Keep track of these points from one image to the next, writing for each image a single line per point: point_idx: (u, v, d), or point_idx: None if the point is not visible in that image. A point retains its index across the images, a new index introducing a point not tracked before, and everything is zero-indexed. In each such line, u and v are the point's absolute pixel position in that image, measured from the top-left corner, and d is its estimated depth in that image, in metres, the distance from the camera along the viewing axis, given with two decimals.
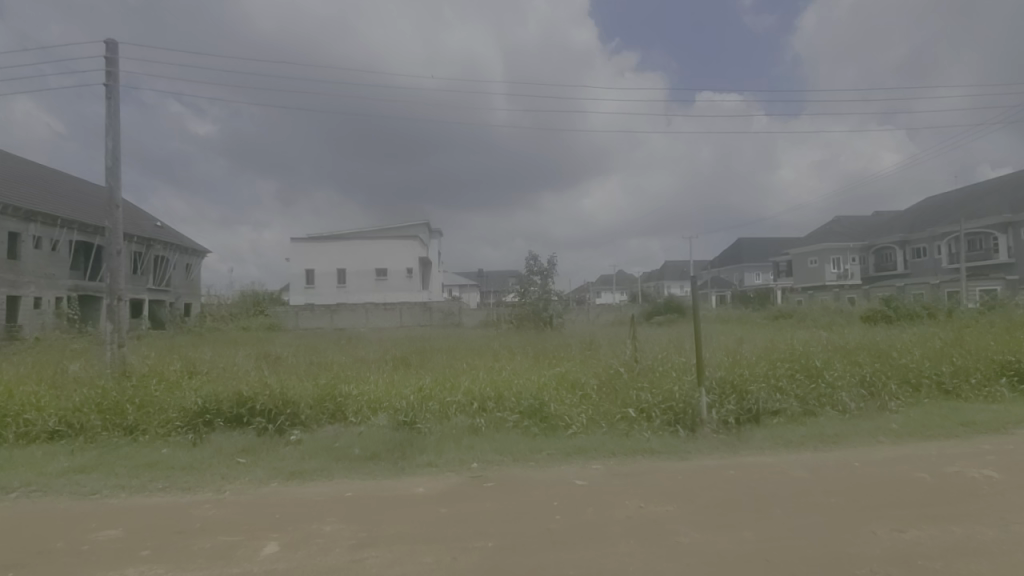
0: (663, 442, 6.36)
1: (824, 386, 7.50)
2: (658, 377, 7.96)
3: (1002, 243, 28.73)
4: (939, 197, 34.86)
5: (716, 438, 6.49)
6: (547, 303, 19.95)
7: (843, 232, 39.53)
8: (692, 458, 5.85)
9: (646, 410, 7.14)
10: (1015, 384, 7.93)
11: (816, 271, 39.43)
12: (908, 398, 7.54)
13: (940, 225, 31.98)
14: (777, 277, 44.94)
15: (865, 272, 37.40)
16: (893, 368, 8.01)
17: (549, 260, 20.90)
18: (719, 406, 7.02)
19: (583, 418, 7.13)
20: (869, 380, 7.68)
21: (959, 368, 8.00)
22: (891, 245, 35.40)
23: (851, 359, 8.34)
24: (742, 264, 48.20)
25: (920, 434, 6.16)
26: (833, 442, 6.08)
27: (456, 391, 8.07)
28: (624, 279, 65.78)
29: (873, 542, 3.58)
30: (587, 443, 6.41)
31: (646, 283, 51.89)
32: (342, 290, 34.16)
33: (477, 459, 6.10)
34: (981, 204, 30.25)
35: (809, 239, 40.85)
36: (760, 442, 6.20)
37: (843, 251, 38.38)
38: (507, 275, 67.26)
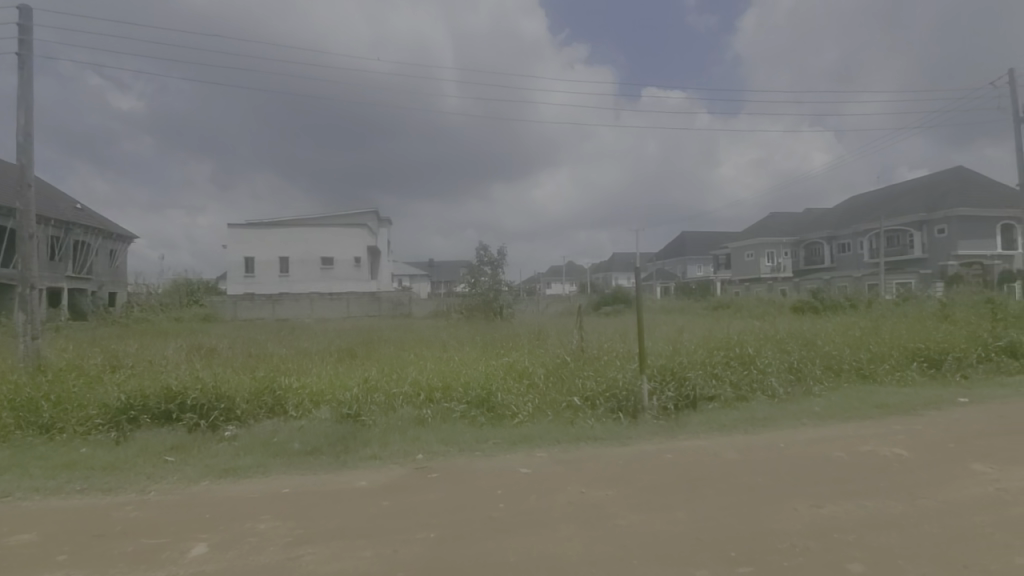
0: (605, 428, 6.55)
1: (756, 372, 7.96)
2: (603, 365, 8.17)
3: (917, 239, 31.09)
4: (863, 197, 37.39)
5: (656, 423, 6.74)
6: (497, 294, 19.96)
7: (778, 227, 41.82)
8: (633, 443, 6.06)
9: (591, 399, 7.31)
10: (924, 368, 8.64)
11: (752, 264, 41.55)
12: (830, 381, 8.12)
13: (863, 222, 34.35)
14: (717, 270, 47.16)
15: (796, 265, 39.80)
16: (818, 355, 8.59)
17: (499, 250, 20.88)
18: (659, 393, 7.29)
19: (529, 407, 7.21)
20: (796, 366, 8.22)
21: (875, 355, 8.68)
22: (819, 240, 37.76)
23: (780, 347, 8.88)
24: (685, 255, 50.09)
25: (840, 416, 6.63)
26: (761, 424, 6.45)
27: (403, 382, 7.93)
28: (574, 270, 66.98)
29: (795, 518, 3.83)
30: (533, 432, 6.49)
31: (595, 275, 52.96)
32: (284, 279, 32.70)
33: (422, 450, 6.05)
34: (900, 204, 32.68)
35: (747, 233, 42.98)
36: (697, 427, 6.50)
37: (777, 246, 40.65)
38: (457, 266, 66.90)
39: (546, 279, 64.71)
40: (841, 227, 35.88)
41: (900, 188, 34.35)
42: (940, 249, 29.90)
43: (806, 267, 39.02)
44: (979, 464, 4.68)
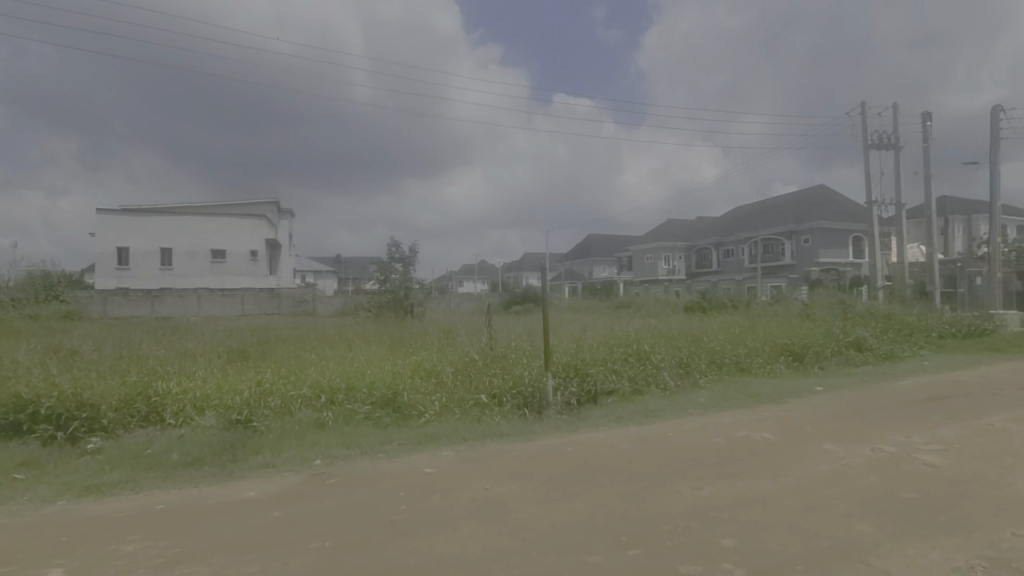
0: (511, 425, 6.67)
1: (651, 367, 8.53)
2: (510, 362, 8.30)
3: (787, 248, 34.88)
4: (745, 207, 41.44)
5: (559, 418, 6.98)
6: (407, 291, 19.50)
7: (674, 233, 45.18)
8: (537, 438, 6.23)
9: (498, 396, 7.40)
10: (790, 361, 9.79)
11: (651, 266, 44.47)
12: (714, 374, 8.92)
13: (745, 231, 38.13)
14: (620, 271, 49.90)
15: (689, 268, 43.29)
16: (704, 351, 9.40)
17: (411, 247, 20.44)
18: (563, 389, 7.56)
19: (436, 406, 7.15)
20: (685, 361, 8.94)
21: (751, 350, 9.69)
22: (708, 246, 41.32)
23: (672, 343, 9.58)
24: (591, 257, 52.47)
25: (722, 406, 7.32)
26: (654, 416, 6.94)
27: (302, 383, 7.48)
28: (485, 268, 67.44)
29: (679, 500, 4.16)
30: (439, 431, 6.45)
31: (506, 274, 53.72)
32: (167, 272, 29.51)
33: (321, 455, 5.75)
34: (775, 215, 36.71)
35: (647, 237, 45.94)
36: (597, 420, 6.84)
37: (672, 250, 43.88)
38: (366, 262, 64.62)
39: (458, 278, 64.50)
40: (727, 234, 39.51)
41: (775, 201, 38.53)
42: (806, 256, 33.90)
43: (697, 270, 42.47)
44: (830, 444, 5.39)
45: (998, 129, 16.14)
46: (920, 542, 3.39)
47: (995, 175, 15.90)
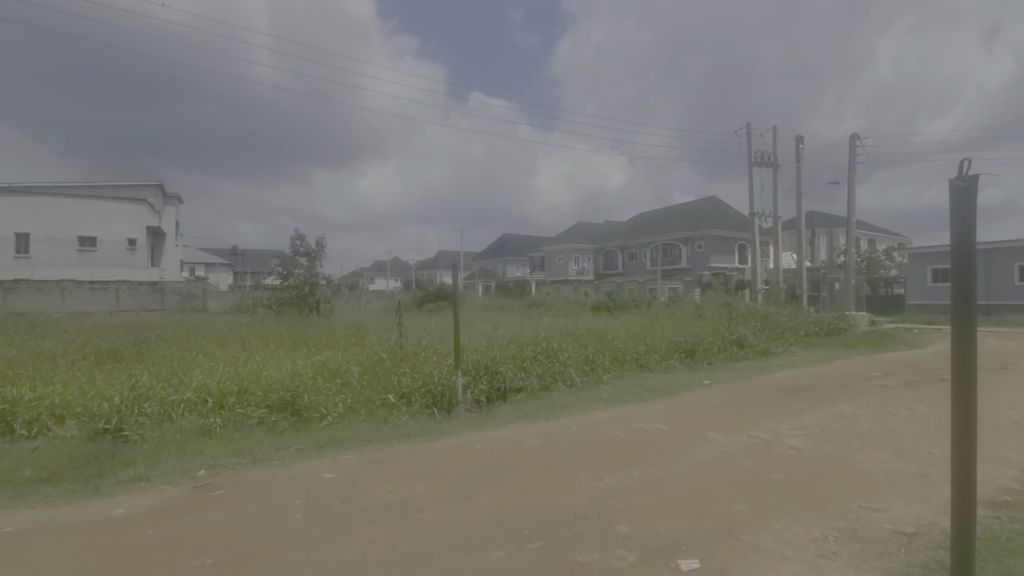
0: (419, 425, 6.55)
1: (558, 364, 8.81)
2: (420, 361, 8.14)
3: (684, 253, 37.77)
4: (648, 214, 44.16)
5: (468, 417, 6.98)
6: (313, 287, 18.45)
7: (583, 236, 47.06)
8: (445, 437, 6.17)
9: (406, 396, 7.22)
10: (683, 358, 10.58)
11: (562, 267, 45.97)
12: (616, 370, 9.41)
13: (647, 236, 40.66)
14: (532, 271, 51.05)
15: (596, 269, 45.33)
16: (608, 348, 9.89)
17: (318, 241, 19.38)
18: (473, 387, 7.56)
19: (339, 408, 6.83)
20: (591, 358, 9.34)
21: (650, 347, 10.35)
22: (615, 249, 43.54)
23: (579, 341, 9.96)
24: (505, 256, 53.18)
25: (622, 400, 7.73)
26: (561, 411, 7.19)
27: (187, 386, 6.80)
28: (398, 265, 65.84)
29: (579, 492, 4.33)
30: (342, 434, 6.17)
31: (419, 271, 52.83)
32: (22, 260, 25.28)
33: (206, 465, 5.26)
34: (674, 222, 39.52)
35: (559, 239, 47.44)
36: (506, 417, 6.93)
37: (582, 252, 45.68)
38: (267, 255, 60.37)
39: (369, 275, 62.36)
40: (632, 238, 41.87)
41: (674, 210, 41.47)
42: (700, 261, 36.85)
43: (604, 271, 44.55)
44: (714, 432, 5.89)
45: (854, 155, 18.62)
46: (785, 518, 3.81)
47: (851, 195, 18.34)
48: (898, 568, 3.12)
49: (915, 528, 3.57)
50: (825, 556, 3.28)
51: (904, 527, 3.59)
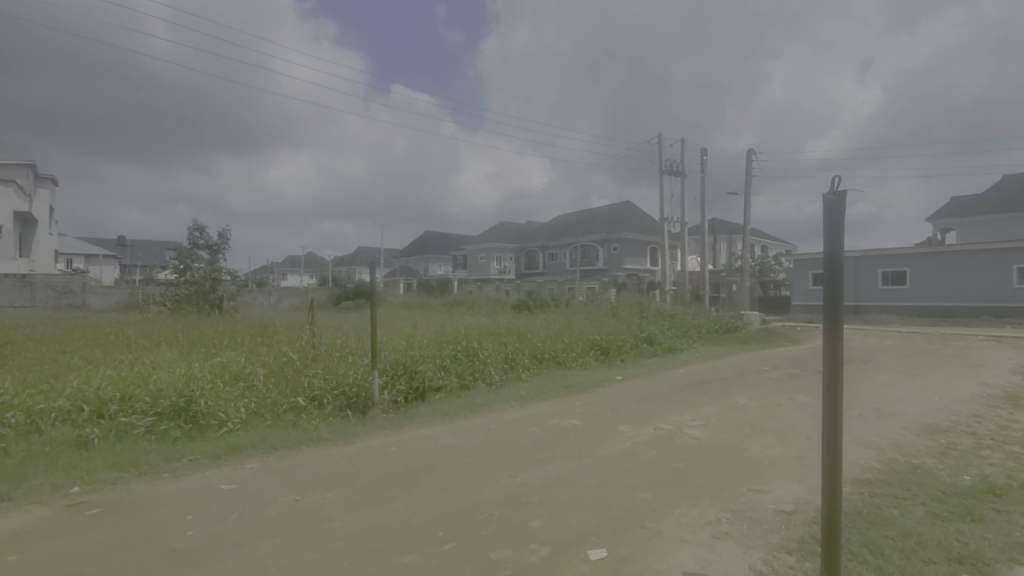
0: (331, 428, 6.26)
1: (478, 362, 8.81)
2: (334, 361, 7.78)
3: (601, 254, 39.36)
4: (568, 215, 45.48)
5: (385, 418, 6.79)
6: (215, 283, 17.02)
7: (506, 235, 47.52)
8: (359, 440, 5.95)
9: (318, 398, 6.88)
10: (598, 355, 11.00)
11: (484, 266, 46.15)
12: (534, 368, 9.59)
13: (567, 237, 41.90)
14: (455, 270, 50.74)
15: (518, 269, 46.00)
16: (528, 346, 10.05)
17: (221, 233, 17.93)
18: (390, 387, 7.36)
19: (242, 412, 6.36)
20: (510, 356, 9.44)
21: (567, 345, 10.66)
22: (536, 249, 44.42)
23: (499, 340, 10.04)
24: (427, 254, 52.44)
25: (539, 397, 7.90)
26: (479, 409, 7.20)
27: (57, 394, 6.01)
28: (313, 260, 62.62)
29: (495, 489, 4.36)
30: (245, 441, 5.74)
31: (337, 268, 50.67)
32: None
33: (81, 480, 4.68)
34: (592, 224, 41.05)
35: (481, 238, 47.53)
36: (423, 417, 6.82)
37: (504, 251, 46.11)
38: (162, 246, 54.89)
39: (280, 270, 58.76)
40: (552, 239, 42.92)
41: (592, 212, 43.05)
42: (615, 262, 38.58)
43: (525, 271, 45.29)
44: (624, 426, 6.18)
45: (750, 169, 20.37)
46: (684, 503, 4.09)
47: (747, 205, 20.06)
48: (778, 543, 3.45)
49: (794, 507, 3.98)
50: (719, 536, 3.56)
51: (785, 506, 3.98)
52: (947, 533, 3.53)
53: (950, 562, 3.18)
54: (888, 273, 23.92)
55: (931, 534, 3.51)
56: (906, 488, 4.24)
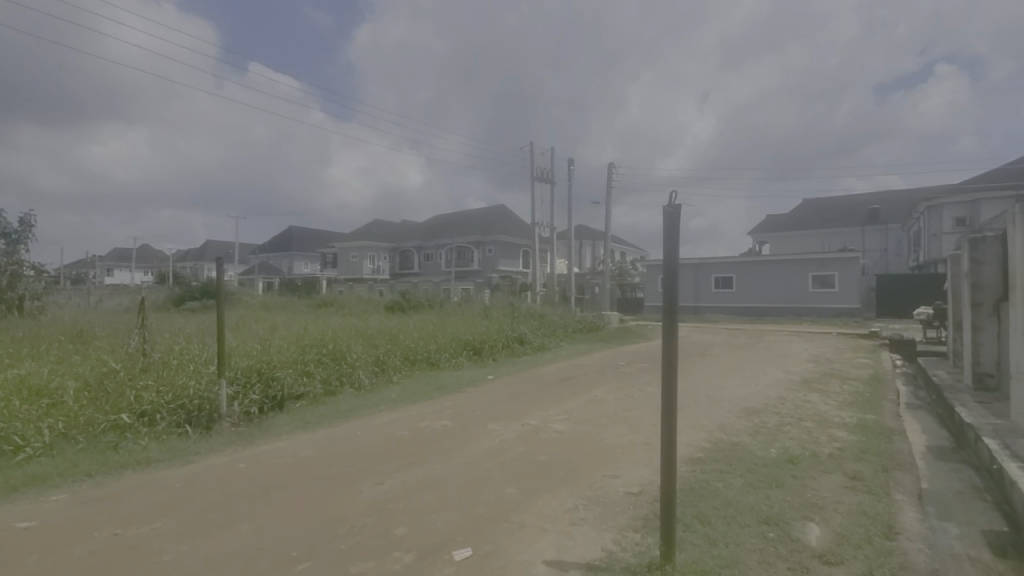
0: (166, 447, 5.48)
1: (346, 366, 8.35)
2: (172, 369, 6.83)
3: (476, 255, 39.85)
4: (443, 216, 45.26)
5: (234, 432, 6.12)
6: (12, 279, 13.77)
7: (379, 234, 45.84)
8: (202, 459, 5.28)
9: (148, 414, 5.96)
10: (471, 355, 11.11)
11: (356, 265, 44.02)
12: (406, 370, 9.38)
13: (443, 237, 41.69)
14: (323, 268, 47.59)
15: (392, 269, 44.63)
16: (399, 347, 9.79)
17: (25, 219, 14.66)
18: (242, 397, 6.65)
19: (47, 436, 5.29)
20: (381, 358, 9.12)
21: (440, 346, 10.61)
22: (411, 249, 43.49)
23: (370, 341, 9.65)
24: (291, 252, 48.56)
25: (411, 399, 7.74)
26: (345, 416, 6.82)
27: None
28: (148, 254, 54.27)
29: (357, 500, 4.16)
30: (48, 469, 4.77)
31: (179, 264, 44.51)
32: None
33: None
34: (468, 226, 41.40)
35: (353, 236, 45.29)
36: (280, 428, 6.28)
37: (377, 250, 44.36)
38: None
39: (104, 265, 49.94)
40: (428, 239, 42.40)
41: (468, 214, 43.40)
42: (490, 264, 39.35)
43: (400, 271, 44.15)
44: (492, 424, 6.31)
45: (611, 180, 22.13)
46: (546, 494, 4.29)
47: (608, 213, 21.79)
48: (627, 523, 3.78)
49: (640, 488, 4.39)
50: (576, 523, 3.79)
51: (633, 489, 4.38)
52: (758, 499, 4.16)
53: (760, 523, 3.75)
54: (718, 278, 27.70)
55: (746, 501, 4.12)
56: (728, 463, 4.93)
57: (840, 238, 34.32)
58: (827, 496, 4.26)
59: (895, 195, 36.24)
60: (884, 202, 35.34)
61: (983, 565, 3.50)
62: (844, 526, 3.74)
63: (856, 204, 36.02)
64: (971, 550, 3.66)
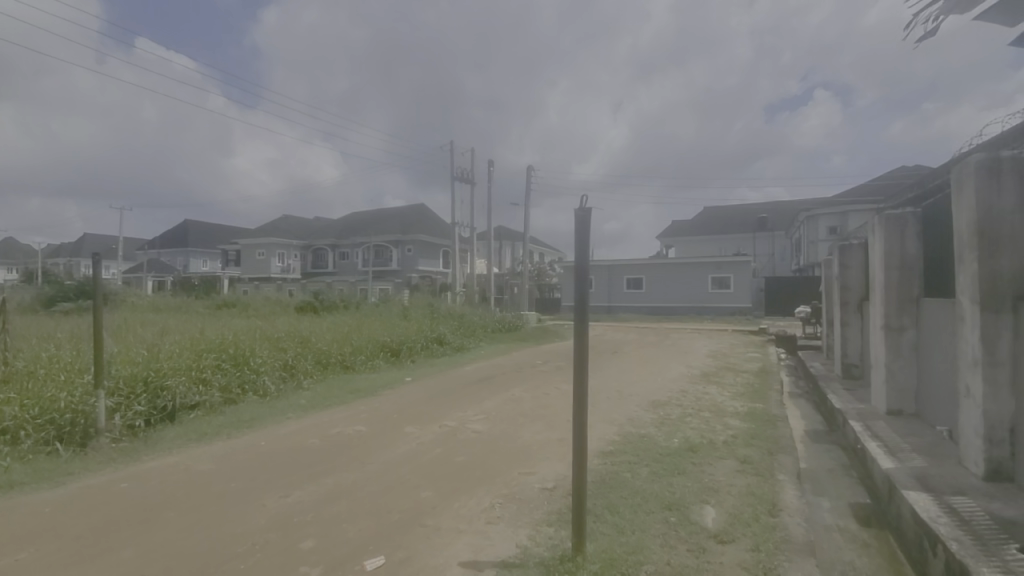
0: (30, 469, 4.78)
1: (249, 372, 7.76)
2: (39, 380, 5.97)
3: (394, 255, 38.77)
4: (360, 213, 43.63)
5: (116, 448, 5.48)
6: None
7: (289, 230, 43.24)
8: (75, 480, 4.67)
9: (7, 433, 5.18)
10: (388, 357, 10.80)
11: (263, 263, 41.15)
12: (317, 374, 8.90)
13: (359, 236, 40.18)
14: (225, 266, 44.03)
15: (304, 268, 42.30)
16: (310, 351, 9.29)
17: None
18: (125, 409, 5.96)
19: None
20: (289, 363, 8.58)
21: (356, 348, 10.20)
22: (325, 247, 41.51)
23: (277, 345, 9.06)
24: (188, 248, 44.46)
25: (323, 405, 7.37)
26: (247, 426, 6.35)
27: None
28: (7, 249, 47.13)
29: (260, 515, 3.88)
30: None
31: (49, 261, 39.13)
32: None
33: None
34: (386, 224, 40.24)
35: (260, 232, 42.35)
36: (171, 442, 5.72)
37: (287, 248, 41.80)
38: None
39: None
40: (343, 237, 40.68)
41: (386, 213, 42.20)
42: (408, 264, 38.53)
43: (312, 270, 41.97)
44: (409, 427, 6.19)
45: (530, 182, 22.53)
46: (463, 495, 4.27)
47: (527, 215, 22.19)
48: (541, 518, 3.87)
49: (554, 483, 4.51)
50: (493, 522, 3.81)
51: (548, 484, 4.49)
52: (662, 486, 4.43)
53: (663, 510, 3.99)
54: (630, 279, 29.19)
55: (652, 489, 4.36)
56: (636, 455, 5.20)
57: (735, 243, 37.52)
58: (721, 479, 4.64)
59: (781, 205, 40.27)
60: (772, 212, 39.15)
61: (849, 534, 3.98)
62: (736, 507, 4.09)
63: (749, 213, 39.56)
64: (841, 522, 4.15)
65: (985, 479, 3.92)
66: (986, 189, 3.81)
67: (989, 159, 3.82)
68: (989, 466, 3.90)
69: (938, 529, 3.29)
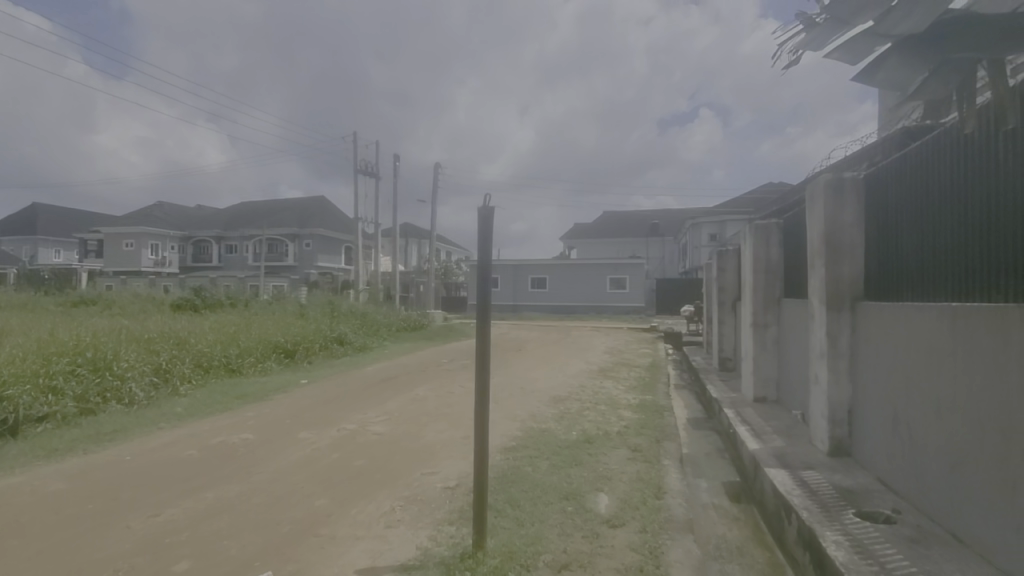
0: None
1: (113, 378, 6.83)
2: None
3: (290, 250, 36.26)
4: (251, 204, 40.31)
5: None
6: None
7: (165, 219, 38.77)
8: None
9: None
10: (281, 359, 10.07)
11: (132, 256, 36.46)
12: (196, 379, 8.06)
13: (249, 228, 37.07)
14: (83, 258, 38.39)
15: (183, 261, 38.19)
16: (188, 353, 8.39)
17: None
18: None
19: None
20: (162, 367, 7.68)
21: (243, 350, 9.38)
22: (209, 240, 37.76)
23: (148, 348, 8.08)
24: (34, 236, 38.14)
25: (202, 413, 6.68)
26: (109, 439, 5.58)
27: None
28: None
29: (125, 537, 3.45)
30: None
31: None
32: None
33: None
34: (281, 216, 37.57)
35: (128, 220, 37.48)
36: (11, 461, 4.87)
37: (162, 238, 37.45)
38: None
39: None
40: (231, 229, 37.32)
41: (281, 204, 39.43)
42: (306, 259, 36.25)
43: (193, 264, 37.96)
44: (303, 432, 5.84)
45: (437, 179, 22.30)
46: (361, 501, 4.12)
47: (433, 213, 21.90)
48: (443, 517, 3.85)
49: (456, 482, 4.51)
50: (393, 525, 3.72)
51: (450, 483, 4.48)
52: (560, 478, 4.61)
53: (561, 500, 4.16)
54: (534, 279, 29.98)
55: (551, 481, 4.53)
56: (537, 449, 5.36)
57: (630, 247, 40.07)
58: (614, 468, 4.93)
59: (670, 212, 43.71)
60: (663, 218, 42.37)
61: (722, 509, 4.44)
62: (626, 492, 4.38)
63: (643, 219, 42.45)
64: (715, 500, 4.60)
65: (830, 454, 4.57)
66: (831, 205, 4.45)
67: (834, 179, 4.46)
68: (832, 443, 4.55)
69: (792, 501, 3.77)
